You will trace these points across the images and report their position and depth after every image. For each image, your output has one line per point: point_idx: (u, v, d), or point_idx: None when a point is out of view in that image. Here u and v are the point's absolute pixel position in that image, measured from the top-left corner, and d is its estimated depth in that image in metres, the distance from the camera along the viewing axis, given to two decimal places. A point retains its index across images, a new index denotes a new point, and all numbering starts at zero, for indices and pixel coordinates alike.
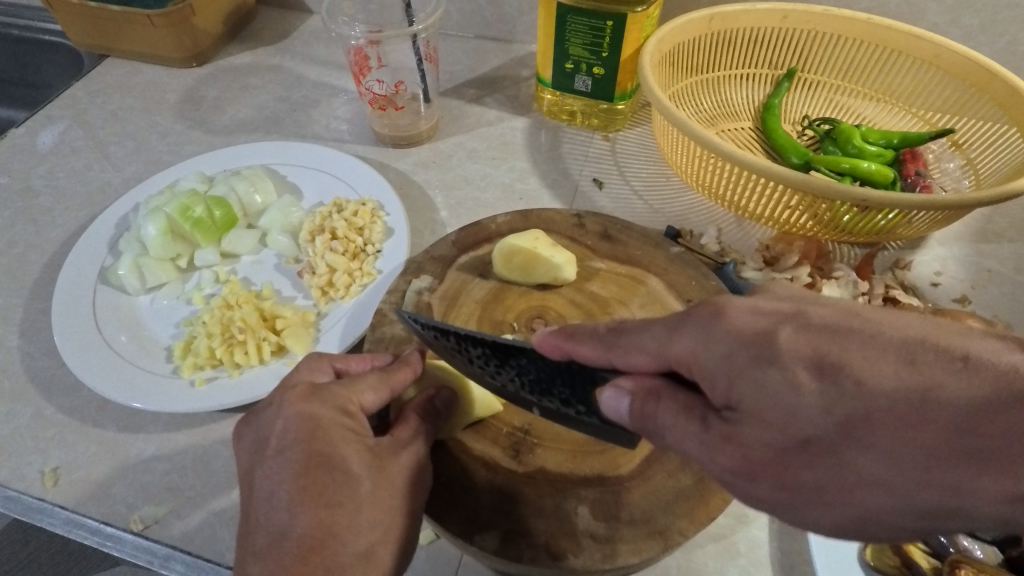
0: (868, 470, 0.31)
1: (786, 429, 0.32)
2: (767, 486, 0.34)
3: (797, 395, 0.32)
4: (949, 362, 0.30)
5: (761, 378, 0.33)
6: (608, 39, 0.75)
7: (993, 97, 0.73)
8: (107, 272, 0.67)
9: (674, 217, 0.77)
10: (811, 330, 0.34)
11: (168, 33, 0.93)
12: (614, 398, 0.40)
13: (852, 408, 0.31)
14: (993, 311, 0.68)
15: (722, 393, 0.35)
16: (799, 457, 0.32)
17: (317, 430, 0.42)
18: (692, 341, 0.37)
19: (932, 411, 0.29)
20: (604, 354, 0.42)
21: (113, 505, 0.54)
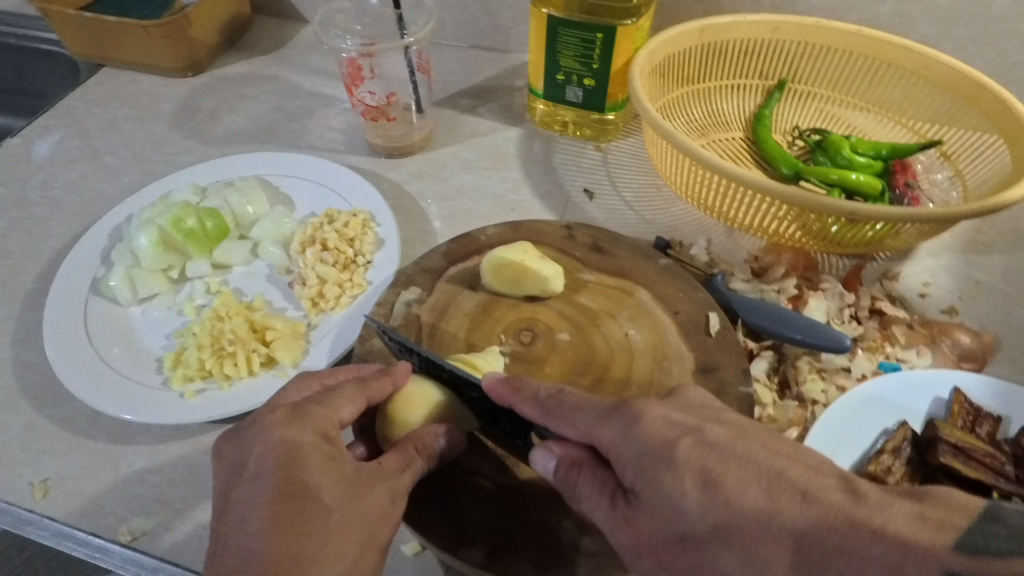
0: (724, 569, 0.36)
1: (669, 524, 0.38)
2: (650, 563, 0.39)
3: (681, 500, 0.37)
4: (794, 494, 0.36)
5: (660, 479, 0.38)
6: (599, 51, 0.75)
7: (983, 109, 0.73)
8: (100, 283, 0.67)
9: (665, 227, 0.77)
10: (704, 446, 0.38)
11: (164, 43, 0.93)
12: (544, 456, 0.44)
13: (723, 518, 0.36)
14: (982, 322, 0.69)
15: (631, 480, 0.40)
16: (679, 546, 0.38)
17: (295, 457, 0.42)
18: (614, 435, 0.41)
19: (774, 531, 0.35)
20: (540, 417, 0.45)
21: (102, 517, 0.54)
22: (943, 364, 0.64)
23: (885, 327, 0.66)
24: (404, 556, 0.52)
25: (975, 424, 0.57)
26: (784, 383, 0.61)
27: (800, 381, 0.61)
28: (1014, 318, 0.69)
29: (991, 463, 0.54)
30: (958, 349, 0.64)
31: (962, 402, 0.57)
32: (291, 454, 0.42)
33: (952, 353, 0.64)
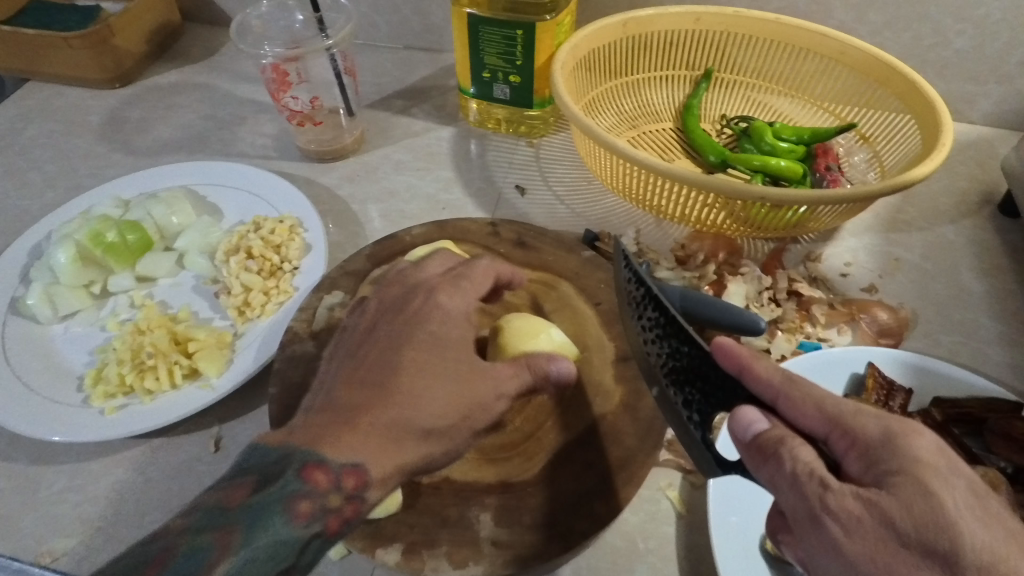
0: None
1: (923, 528, 0.34)
2: (853, 545, 0.34)
3: (948, 512, 0.34)
4: None
5: (932, 487, 0.35)
6: (521, 48, 0.76)
7: (895, 91, 0.75)
8: (19, 302, 0.66)
9: (595, 219, 0.78)
10: (974, 494, 0.35)
11: (88, 55, 0.92)
12: (757, 416, 0.40)
13: (986, 556, 0.33)
14: (900, 298, 0.71)
15: (878, 474, 0.36)
16: (919, 556, 0.33)
17: (361, 347, 0.52)
18: (870, 424, 0.38)
19: None
20: (775, 388, 0.41)
21: (22, 539, 0.53)
22: (863, 342, 0.66)
23: (804, 307, 0.68)
24: (329, 559, 0.51)
25: (888, 396, 0.57)
26: None
27: None
28: (930, 293, 0.71)
29: None
30: (877, 325, 0.66)
31: (875, 375, 0.58)
32: (429, 313, 0.53)
33: (870, 330, 0.65)
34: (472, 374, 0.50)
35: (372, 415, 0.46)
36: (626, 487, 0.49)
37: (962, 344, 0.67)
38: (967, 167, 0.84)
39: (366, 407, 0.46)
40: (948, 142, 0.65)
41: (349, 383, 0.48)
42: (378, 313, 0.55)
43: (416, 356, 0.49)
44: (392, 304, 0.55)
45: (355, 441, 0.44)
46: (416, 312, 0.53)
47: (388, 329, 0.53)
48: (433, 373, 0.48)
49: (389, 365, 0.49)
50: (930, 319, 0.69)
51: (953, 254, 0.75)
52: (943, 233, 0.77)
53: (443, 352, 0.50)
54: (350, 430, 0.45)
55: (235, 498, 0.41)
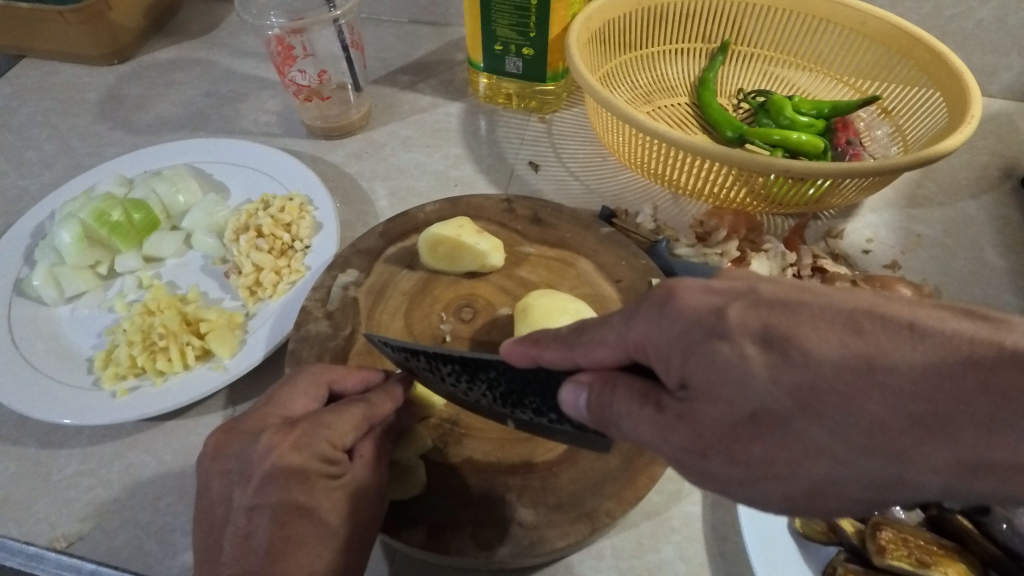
0: (815, 440, 0.30)
1: (733, 402, 0.31)
2: (720, 462, 0.32)
3: (744, 366, 0.31)
4: (898, 329, 0.29)
5: (712, 353, 0.31)
6: (534, 18, 0.73)
7: (918, 62, 0.73)
8: (23, 283, 0.64)
9: (610, 196, 0.76)
10: (760, 305, 0.32)
11: (84, 30, 0.89)
12: (573, 396, 0.38)
13: (807, 378, 0.29)
14: (922, 274, 0.70)
15: (677, 372, 0.33)
16: (750, 429, 0.31)
17: (279, 486, 0.39)
18: (644, 326, 0.34)
19: (879, 377, 0.28)
20: (568, 357, 0.39)
21: (35, 524, 0.52)
22: None
23: (827, 284, 0.66)
24: None
25: None
26: None
27: None
28: (952, 269, 0.70)
29: None
30: None
31: None
32: (286, 482, 0.40)
33: None
34: (340, 535, 0.40)
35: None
36: (652, 466, 0.48)
37: None
38: (987, 141, 0.83)
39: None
40: (976, 114, 0.64)
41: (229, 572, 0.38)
42: (238, 467, 0.41)
43: (286, 538, 0.39)
44: (248, 455, 0.41)
45: None
46: (275, 479, 0.40)
47: (245, 498, 0.40)
48: (315, 547, 0.39)
49: (260, 547, 0.38)
50: (953, 294, 0.68)
51: (974, 229, 0.74)
52: (963, 208, 0.76)
53: (328, 521, 0.40)
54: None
55: None
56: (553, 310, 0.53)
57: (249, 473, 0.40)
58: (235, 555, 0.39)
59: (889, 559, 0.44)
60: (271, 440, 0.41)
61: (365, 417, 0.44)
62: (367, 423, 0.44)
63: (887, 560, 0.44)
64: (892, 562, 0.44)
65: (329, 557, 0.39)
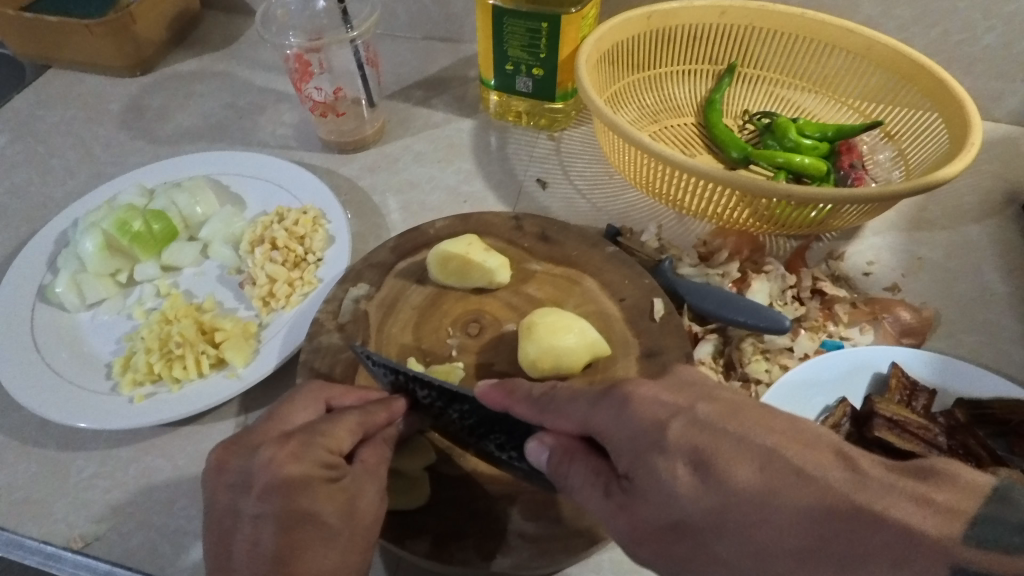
0: (719, 551, 0.35)
1: (663, 509, 0.36)
2: (650, 552, 0.37)
3: (673, 483, 0.36)
4: (790, 472, 0.34)
5: (653, 467, 0.37)
6: (545, 41, 0.75)
7: (922, 88, 0.74)
8: (47, 290, 0.67)
9: (616, 214, 0.78)
10: (696, 425, 0.37)
11: (109, 42, 0.92)
12: (537, 448, 0.43)
13: (720, 501, 0.34)
14: (923, 298, 0.71)
15: (625, 464, 0.38)
16: (674, 531, 0.36)
17: (281, 494, 0.41)
18: (604, 417, 0.40)
19: (769, 509, 0.33)
20: (535, 417, 0.43)
21: (54, 524, 0.54)
22: (884, 341, 0.65)
23: (827, 306, 0.68)
24: None
25: (911, 397, 0.58)
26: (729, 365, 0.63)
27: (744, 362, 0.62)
28: (953, 293, 0.71)
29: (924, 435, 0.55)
30: (899, 325, 0.66)
31: (899, 376, 0.59)
32: (288, 489, 0.41)
33: (893, 329, 0.65)
34: (345, 536, 0.42)
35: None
36: None
37: (986, 343, 0.67)
38: (991, 165, 0.84)
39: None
40: (977, 142, 0.65)
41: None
42: (241, 480, 0.43)
43: (293, 540, 0.40)
44: (249, 469, 0.43)
45: None
46: (278, 486, 0.41)
47: (250, 507, 0.42)
48: (321, 551, 0.41)
49: (266, 554, 0.40)
50: (953, 319, 0.69)
51: (976, 254, 0.75)
52: (966, 232, 0.77)
53: (331, 523, 0.41)
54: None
55: None
56: (557, 327, 0.55)
57: (252, 483, 0.42)
58: (246, 561, 0.40)
59: None
60: (269, 451, 0.43)
61: (360, 423, 0.46)
62: (363, 431, 0.46)
63: None
64: None
65: (336, 556, 0.41)
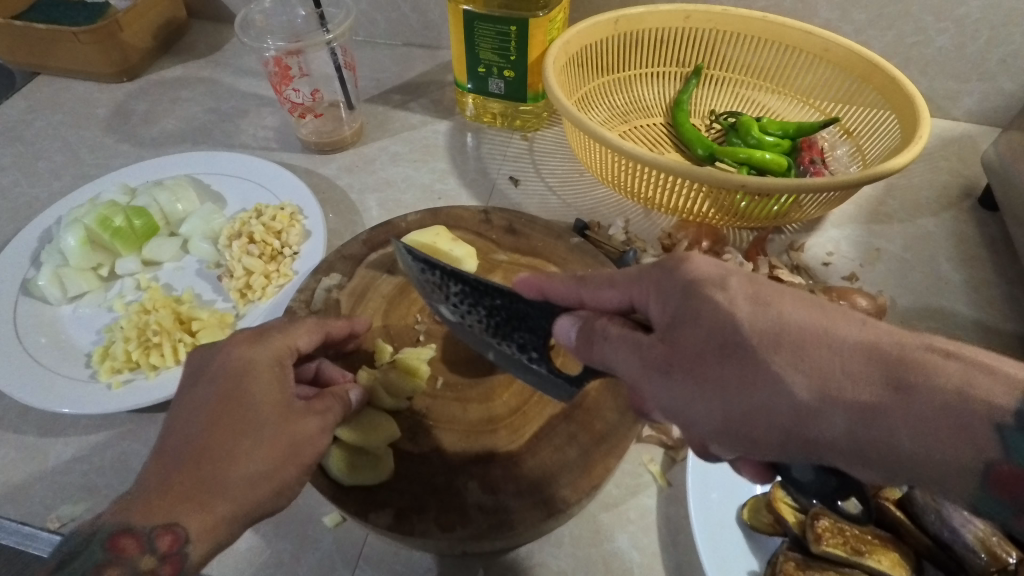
0: (765, 374, 0.35)
1: (712, 331, 0.37)
2: (679, 377, 0.38)
3: (731, 309, 0.37)
4: (857, 322, 0.36)
5: (708, 297, 0.38)
6: (514, 44, 0.78)
7: (877, 87, 0.77)
8: (29, 284, 0.69)
9: (585, 210, 0.81)
10: (753, 281, 0.39)
11: (96, 49, 0.94)
12: (569, 322, 0.45)
13: (777, 325, 0.36)
14: (879, 287, 0.73)
15: (671, 309, 0.40)
16: (719, 354, 0.37)
17: (227, 374, 0.47)
18: (649, 282, 0.42)
19: (873, 350, 0.35)
20: (576, 293, 0.46)
21: (32, 506, 0.56)
22: None
23: (784, 293, 0.70)
24: (324, 527, 0.54)
25: None
26: None
27: None
28: (909, 282, 0.74)
29: None
30: (855, 312, 0.68)
31: None
32: (235, 372, 0.47)
33: None
34: (266, 432, 0.45)
35: (186, 477, 0.43)
36: (607, 458, 0.52)
37: (938, 329, 0.69)
38: (948, 162, 0.87)
39: (186, 468, 0.43)
40: (925, 135, 0.68)
41: (167, 442, 0.45)
42: (201, 363, 0.49)
43: (219, 416, 0.45)
44: (213, 357, 0.49)
45: (167, 505, 0.42)
46: (225, 369, 0.47)
47: (198, 387, 0.47)
48: (236, 437, 0.44)
49: (194, 427, 0.45)
50: (909, 306, 0.71)
51: (932, 245, 0.78)
52: (923, 224, 0.80)
53: (261, 410, 0.45)
54: (166, 497, 0.42)
55: (164, 549, 0.41)
56: None
57: (209, 367, 0.48)
58: (176, 427, 0.45)
59: (826, 546, 0.47)
60: (234, 342, 0.49)
61: (318, 329, 0.53)
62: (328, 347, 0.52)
63: (823, 547, 0.47)
64: (829, 548, 0.47)
65: (250, 447, 0.44)
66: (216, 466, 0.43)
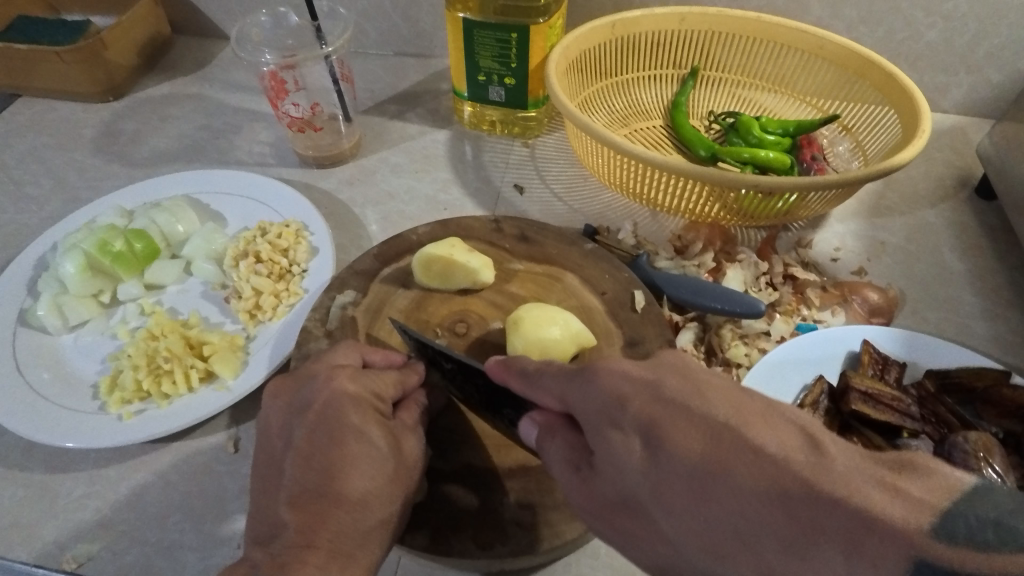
0: (664, 529, 0.33)
1: (615, 482, 0.36)
2: (605, 522, 0.37)
3: (624, 455, 0.35)
4: (744, 451, 0.31)
5: (605, 437, 0.36)
6: (514, 51, 0.78)
7: (873, 83, 0.79)
8: (27, 314, 0.66)
9: (592, 215, 0.80)
10: (659, 400, 0.35)
11: (81, 69, 0.92)
12: (529, 426, 0.44)
13: (663, 476, 0.33)
14: (887, 279, 0.74)
15: (588, 440, 0.38)
16: (627, 506, 0.35)
17: (340, 409, 0.45)
18: (574, 391, 0.39)
19: (750, 500, 0.29)
20: (527, 391, 0.43)
21: (45, 547, 0.54)
22: (855, 321, 0.68)
23: (799, 290, 0.71)
24: None
25: (883, 370, 0.60)
26: (710, 351, 0.65)
27: (724, 348, 0.65)
28: (915, 274, 0.75)
29: (897, 405, 0.57)
30: (868, 305, 0.68)
31: (870, 352, 0.61)
32: (340, 407, 0.45)
33: (862, 309, 0.68)
34: (391, 472, 0.44)
35: (329, 529, 0.41)
36: None
37: (947, 319, 0.70)
38: (942, 153, 0.88)
39: (328, 520, 0.41)
40: (927, 129, 0.69)
41: (297, 493, 0.42)
42: (299, 399, 0.47)
43: (346, 458, 0.43)
44: (312, 391, 0.47)
45: (316, 559, 0.40)
46: (333, 406, 0.45)
47: (303, 428, 0.45)
48: (366, 477, 0.43)
49: (318, 469, 0.42)
50: (917, 298, 0.72)
51: (934, 236, 0.79)
52: (923, 216, 0.81)
53: (380, 446, 0.44)
54: (316, 551, 0.40)
55: None
56: (540, 321, 0.57)
57: (314, 404, 0.46)
58: (297, 478, 0.42)
59: None
60: (332, 373, 0.47)
61: (400, 380, 0.50)
62: (403, 388, 0.50)
63: None
64: None
65: (379, 482, 0.43)
66: (350, 512, 0.42)
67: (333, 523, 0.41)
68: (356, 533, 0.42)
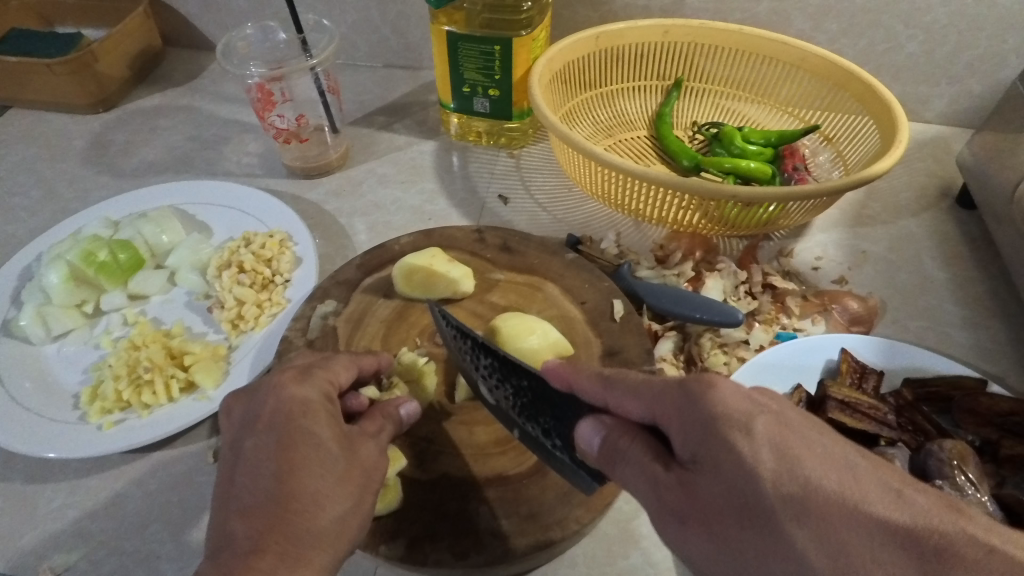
0: (793, 543, 0.32)
1: (735, 490, 0.34)
2: (697, 534, 0.35)
3: (756, 467, 0.34)
4: (886, 491, 0.33)
5: (732, 444, 0.35)
6: (498, 63, 0.78)
7: (854, 94, 0.79)
8: (11, 324, 0.67)
9: (576, 225, 0.81)
10: (782, 424, 0.35)
11: (69, 81, 0.93)
12: (592, 426, 0.42)
13: (804, 491, 0.33)
14: (869, 288, 0.75)
15: (691, 447, 0.36)
16: (739, 518, 0.34)
17: (292, 414, 0.45)
18: (667, 402, 0.38)
19: (897, 531, 0.31)
20: (602, 396, 0.43)
21: (21, 558, 0.54)
22: (835, 330, 0.69)
23: (778, 299, 0.71)
24: None
25: (861, 379, 0.60)
26: (689, 360, 0.65)
27: (703, 357, 0.65)
28: (896, 283, 0.75)
29: (874, 414, 0.58)
30: (848, 314, 0.69)
31: (848, 361, 0.61)
32: (288, 413, 0.45)
33: (841, 318, 0.68)
34: (343, 472, 0.44)
35: (280, 534, 0.41)
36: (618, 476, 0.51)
37: (928, 328, 0.71)
38: (924, 163, 0.89)
39: (276, 525, 0.41)
40: (905, 139, 0.69)
41: (248, 501, 0.42)
42: (248, 408, 0.47)
43: (295, 463, 0.43)
44: (260, 401, 0.47)
45: (264, 562, 0.39)
46: (282, 413, 0.45)
47: (254, 436, 0.45)
48: (317, 478, 0.43)
49: (268, 475, 0.43)
50: (898, 307, 0.73)
51: (915, 245, 0.79)
52: (905, 225, 0.82)
53: (328, 447, 0.44)
54: (265, 557, 0.39)
55: None
56: (519, 330, 0.57)
57: (262, 412, 0.46)
58: (247, 487, 0.43)
59: None
60: (281, 379, 0.48)
61: (353, 361, 0.52)
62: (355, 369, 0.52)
63: None
64: None
65: (329, 483, 0.43)
66: (300, 514, 0.41)
67: (281, 526, 0.41)
68: (306, 534, 0.41)
